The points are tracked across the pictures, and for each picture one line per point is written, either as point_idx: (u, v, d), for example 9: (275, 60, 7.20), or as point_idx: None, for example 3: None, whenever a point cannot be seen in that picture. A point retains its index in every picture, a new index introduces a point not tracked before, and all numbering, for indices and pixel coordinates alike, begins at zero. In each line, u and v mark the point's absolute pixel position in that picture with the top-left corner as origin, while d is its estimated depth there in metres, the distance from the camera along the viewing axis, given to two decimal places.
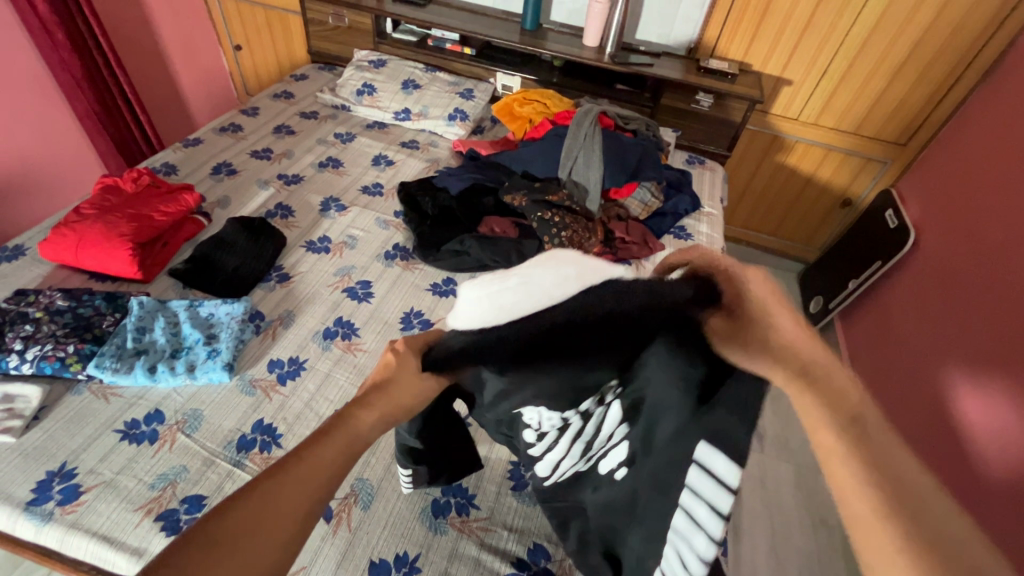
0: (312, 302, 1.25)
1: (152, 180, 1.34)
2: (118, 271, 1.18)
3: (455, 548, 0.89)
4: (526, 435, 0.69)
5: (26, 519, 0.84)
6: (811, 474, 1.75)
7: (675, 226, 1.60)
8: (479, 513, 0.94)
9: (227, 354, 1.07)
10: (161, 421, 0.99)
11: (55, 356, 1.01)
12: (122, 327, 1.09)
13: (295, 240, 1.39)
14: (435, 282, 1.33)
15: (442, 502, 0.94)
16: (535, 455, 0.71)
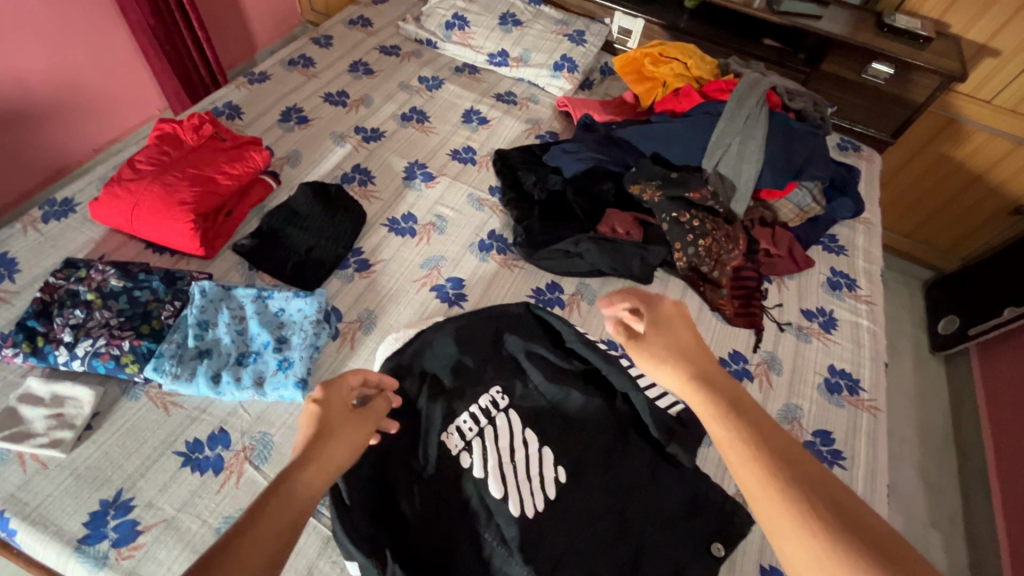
0: (396, 301, 1.05)
1: (215, 130, 1.13)
2: (177, 245, 1.01)
3: None
4: (460, 459, 0.84)
5: (78, 561, 0.72)
6: (923, 528, 1.54)
7: (825, 236, 1.31)
8: None
9: (301, 367, 0.90)
10: (227, 445, 0.84)
11: (109, 354, 0.86)
12: (182, 320, 0.92)
13: (375, 215, 1.18)
14: (538, 287, 1.11)
15: None
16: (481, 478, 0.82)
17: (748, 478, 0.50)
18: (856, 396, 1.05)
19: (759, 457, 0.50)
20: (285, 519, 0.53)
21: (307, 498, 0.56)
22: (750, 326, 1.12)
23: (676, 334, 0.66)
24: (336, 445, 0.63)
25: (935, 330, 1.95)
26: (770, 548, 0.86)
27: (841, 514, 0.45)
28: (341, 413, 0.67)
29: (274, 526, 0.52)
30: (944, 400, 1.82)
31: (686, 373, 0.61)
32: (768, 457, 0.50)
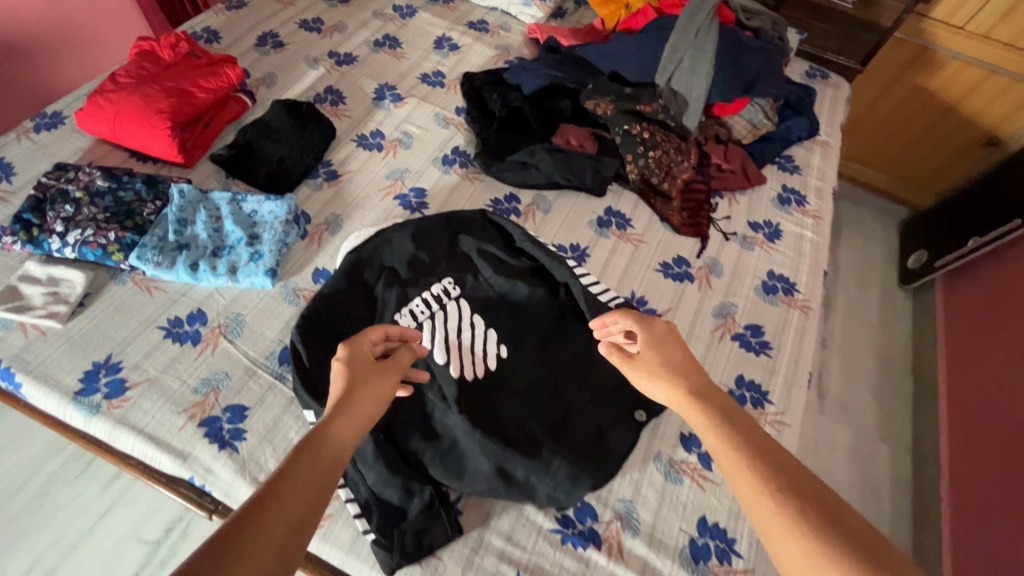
0: (361, 206, 1.13)
1: (191, 48, 1.19)
2: (158, 153, 1.09)
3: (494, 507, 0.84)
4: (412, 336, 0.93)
5: (76, 408, 0.83)
6: (872, 442, 1.64)
7: (780, 156, 1.35)
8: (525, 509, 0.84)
9: (270, 259, 0.99)
10: (204, 322, 0.94)
11: (97, 243, 0.95)
12: (163, 217, 1.01)
13: (345, 132, 1.25)
14: (496, 197, 1.18)
15: None
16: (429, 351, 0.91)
17: (731, 476, 0.57)
18: (790, 297, 1.13)
19: (746, 462, 0.57)
20: (320, 470, 0.57)
21: (339, 449, 0.60)
22: (696, 235, 1.19)
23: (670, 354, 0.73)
24: (365, 398, 0.66)
25: (905, 265, 2.00)
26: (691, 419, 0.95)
27: (818, 505, 0.52)
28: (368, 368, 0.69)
29: (312, 477, 0.56)
30: (907, 330, 1.89)
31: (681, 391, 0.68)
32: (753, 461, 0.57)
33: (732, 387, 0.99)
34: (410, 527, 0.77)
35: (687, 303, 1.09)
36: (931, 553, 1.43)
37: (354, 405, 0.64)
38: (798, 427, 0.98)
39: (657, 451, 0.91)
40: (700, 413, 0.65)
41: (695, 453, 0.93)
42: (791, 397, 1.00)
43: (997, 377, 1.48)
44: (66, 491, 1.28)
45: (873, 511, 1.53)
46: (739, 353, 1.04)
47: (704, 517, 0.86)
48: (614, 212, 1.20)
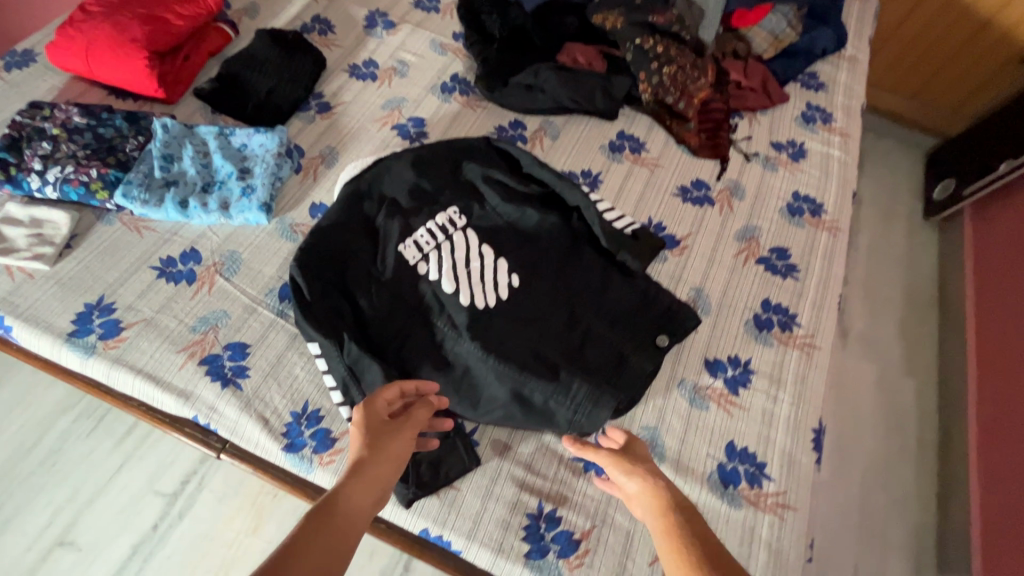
0: (357, 138, 1.06)
1: None
2: (137, 87, 1.02)
3: (513, 440, 0.80)
4: (418, 267, 0.88)
5: (70, 350, 0.79)
6: (896, 377, 1.59)
7: (803, 72, 1.25)
8: (539, 436, 0.81)
9: (263, 193, 0.93)
10: (198, 261, 0.89)
11: (79, 181, 0.90)
12: (147, 153, 0.95)
13: (336, 63, 1.17)
14: (501, 124, 1.11)
15: None
16: (436, 282, 0.86)
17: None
18: (818, 218, 1.06)
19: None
20: (336, 537, 0.53)
21: (353, 516, 0.56)
22: (715, 156, 1.11)
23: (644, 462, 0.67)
24: (383, 460, 0.62)
25: (930, 197, 1.90)
26: (716, 345, 0.90)
27: None
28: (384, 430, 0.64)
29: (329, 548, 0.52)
30: (932, 264, 1.81)
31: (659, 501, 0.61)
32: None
33: (758, 311, 0.94)
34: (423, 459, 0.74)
35: (708, 227, 1.03)
36: (957, 483, 1.40)
37: (368, 470, 0.59)
38: (828, 350, 0.92)
39: (681, 378, 0.87)
40: (667, 524, 0.58)
41: (721, 379, 0.88)
42: (821, 319, 0.94)
43: None
44: (79, 448, 1.27)
45: (898, 445, 1.49)
46: (764, 277, 0.98)
47: (732, 442, 0.82)
48: (627, 135, 1.12)
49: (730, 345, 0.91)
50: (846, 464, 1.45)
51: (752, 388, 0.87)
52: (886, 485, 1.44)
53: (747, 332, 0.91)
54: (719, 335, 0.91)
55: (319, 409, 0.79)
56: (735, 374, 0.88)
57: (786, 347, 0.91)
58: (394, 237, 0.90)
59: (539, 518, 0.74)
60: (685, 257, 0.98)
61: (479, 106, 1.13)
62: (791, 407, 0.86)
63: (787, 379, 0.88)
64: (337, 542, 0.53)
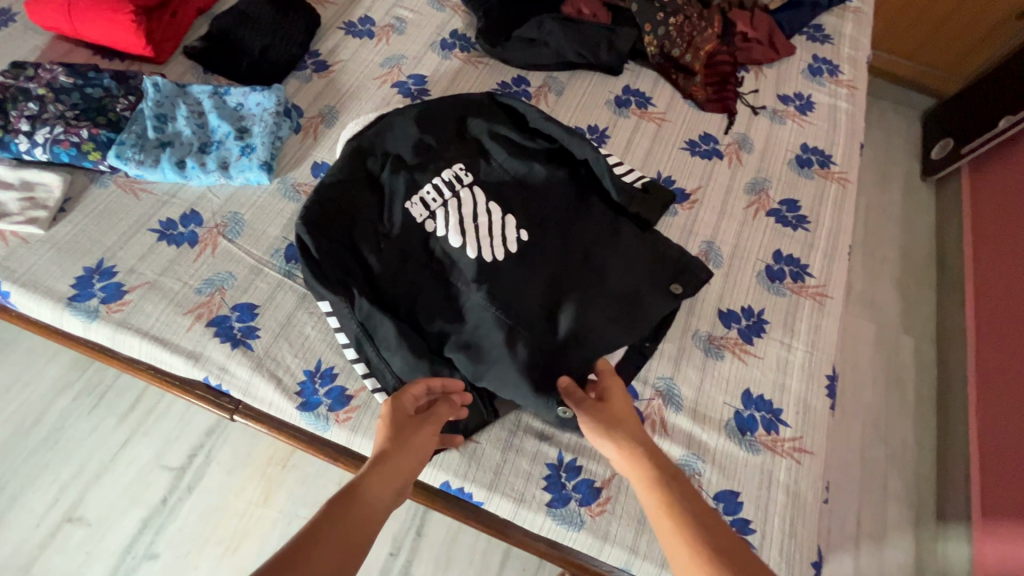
0: (357, 97, 1.03)
1: None
2: (124, 45, 0.97)
3: None
4: (427, 223, 0.85)
5: (72, 314, 0.77)
6: (896, 335, 1.61)
7: (807, 25, 1.24)
8: None
9: (264, 152, 0.90)
10: (199, 223, 0.87)
11: (69, 142, 0.86)
12: (139, 113, 0.91)
13: (330, 20, 1.12)
14: (503, 81, 1.08)
15: None
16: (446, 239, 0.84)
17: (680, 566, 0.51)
18: (826, 169, 1.05)
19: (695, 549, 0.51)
20: (354, 526, 0.52)
21: (374, 506, 0.55)
22: (723, 110, 1.09)
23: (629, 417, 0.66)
24: (406, 453, 0.60)
25: (927, 157, 1.90)
26: (729, 296, 0.90)
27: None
28: (410, 425, 0.63)
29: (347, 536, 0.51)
30: (930, 223, 1.82)
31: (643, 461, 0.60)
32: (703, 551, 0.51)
33: (769, 263, 0.93)
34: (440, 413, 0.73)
35: (718, 180, 1.01)
36: (957, 435, 1.42)
37: (392, 461, 0.58)
38: (840, 299, 0.92)
39: (695, 329, 0.86)
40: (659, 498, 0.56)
41: (735, 329, 0.88)
42: (832, 269, 0.94)
43: None
44: (81, 425, 1.25)
45: (898, 401, 1.51)
46: (775, 229, 0.97)
47: (748, 390, 0.82)
48: (633, 90, 1.10)
49: (743, 297, 0.90)
50: (848, 421, 1.47)
51: (767, 337, 0.86)
52: (887, 439, 1.46)
53: (759, 283, 0.91)
54: (732, 287, 0.91)
55: (333, 366, 0.77)
56: (749, 324, 0.88)
57: (798, 296, 0.91)
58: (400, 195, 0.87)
59: (559, 469, 0.74)
60: (695, 210, 0.97)
61: (481, 62, 1.10)
62: (805, 354, 0.86)
63: (800, 327, 0.88)
64: (356, 529, 0.52)
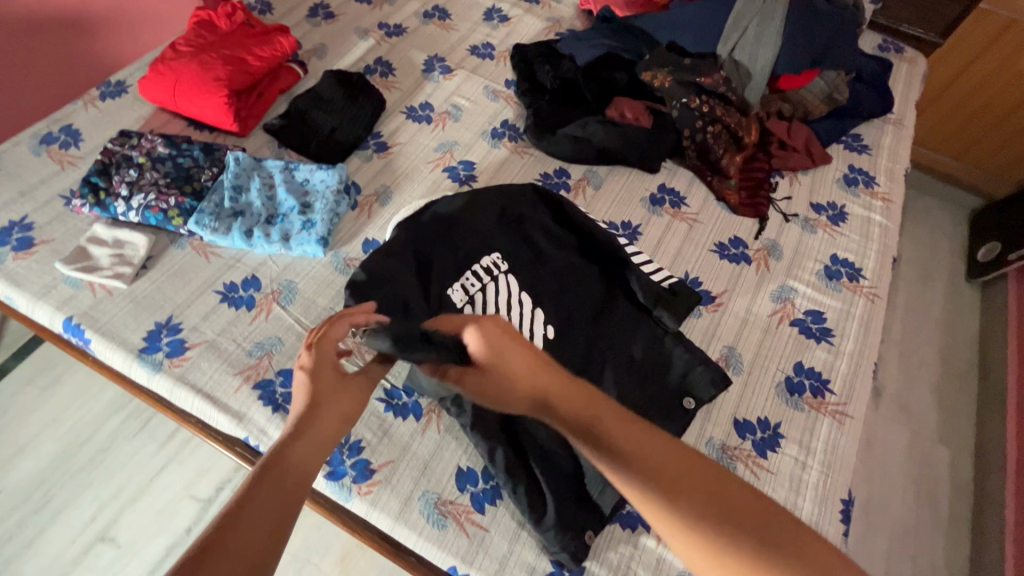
0: (410, 179, 1.12)
1: (247, 18, 1.20)
2: (215, 121, 1.10)
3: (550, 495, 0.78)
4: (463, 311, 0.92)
5: (140, 365, 0.86)
6: (930, 443, 1.56)
7: (847, 134, 1.27)
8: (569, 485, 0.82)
9: (322, 228, 1.00)
10: (258, 288, 0.96)
11: (158, 208, 0.98)
12: (219, 184, 1.03)
13: (395, 104, 1.24)
14: (546, 172, 1.16)
15: (465, 472, 0.82)
16: None
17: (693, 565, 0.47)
18: (855, 283, 1.06)
19: (708, 547, 0.45)
20: (284, 490, 0.51)
21: (302, 468, 0.54)
22: (755, 215, 1.13)
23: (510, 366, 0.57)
24: (330, 410, 0.60)
25: (974, 257, 1.87)
26: (746, 406, 0.91)
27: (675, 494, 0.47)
28: (316, 374, 0.62)
29: (269, 507, 0.49)
30: (973, 327, 1.77)
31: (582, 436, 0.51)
32: (708, 540, 0.45)
33: (790, 374, 0.95)
34: (429, 359, 0.62)
35: (744, 286, 1.04)
36: (992, 563, 1.35)
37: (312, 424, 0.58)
38: (860, 420, 0.92)
39: (709, 436, 0.88)
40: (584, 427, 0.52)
41: (750, 441, 0.89)
42: (854, 388, 0.95)
43: None
44: (126, 447, 1.35)
45: (927, 514, 1.45)
46: (797, 340, 0.99)
47: None
48: (668, 188, 1.16)
49: (761, 408, 0.91)
50: (872, 532, 1.41)
51: (781, 453, 0.87)
52: (914, 556, 1.39)
53: (778, 395, 0.92)
54: (750, 396, 0.92)
55: (361, 439, 0.83)
56: (764, 437, 0.89)
57: (816, 412, 0.92)
58: (440, 282, 0.94)
59: (562, 568, 0.76)
60: (719, 314, 1.00)
61: (525, 151, 1.18)
62: (820, 475, 0.86)
63: (817, 447, 0.88)
64: (281, 496, 0.51)
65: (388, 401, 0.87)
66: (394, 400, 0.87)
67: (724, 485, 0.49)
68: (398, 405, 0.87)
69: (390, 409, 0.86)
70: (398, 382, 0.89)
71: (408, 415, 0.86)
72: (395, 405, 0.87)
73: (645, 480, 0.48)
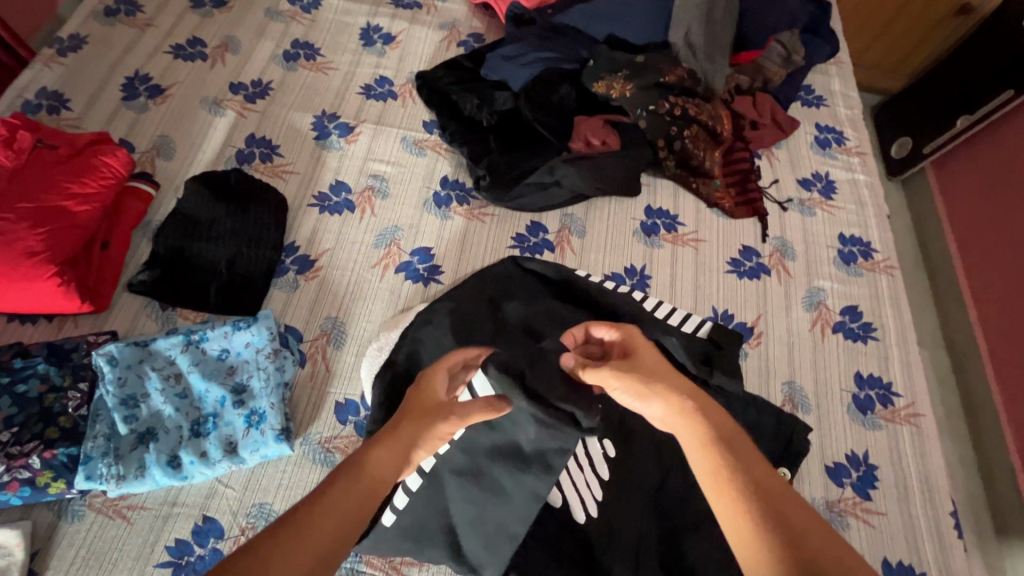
0: (360, 297, 0.86)
1: (37, 136, 0.82)
2: (52, 309, 0.76)
3: None
4: None
5: None
6: None
7: (801, 89, 1.18)
8: None
9: (277, 417, 0.73)
10: (220, 534, 0.69)
11: (18, 481, 0.65)
12: (99, 405, 0.71)
13: (297, 197, 0.93)
14: (518, 233, 0.94)
15: None
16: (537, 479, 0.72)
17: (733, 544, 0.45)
18: (871, 260, 1.00)
19: (758, 543, 0.43)
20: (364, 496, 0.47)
21: (383, 481, 0.50)
22: (753, 213, 1.01)
23: (666, 372, 0.52)
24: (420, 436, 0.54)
25: (887, 155, 1.91)
26: (830, 447, 0.83)
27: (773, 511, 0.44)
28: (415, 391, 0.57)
29: (341, 510, 0.46)
30: (906, 222, 1.83)
31: (700, 434, 0.49)
32: (765, 530, 0.43)
33: (856, 391, 0.87)
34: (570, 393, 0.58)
35: (774, 303, 0.93)
36: None
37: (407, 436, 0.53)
38: (931, 414, 0.87)
39: (811, 498, 0.79)
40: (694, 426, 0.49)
41: (847, 484, 0.81)
42: (914, 382, 0.89)
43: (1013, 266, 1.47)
44: None
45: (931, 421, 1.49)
46: (846, 348, 0.91)
47: (886, 559, 0.76)
48: (656, 211, 1.00)
49: (844, 443, 0.83)
50: None
51: (882, 487, 0.80)
52: None
53: (855, 421, 0.84)
54: (829, 432, 0.84)
55: None
56: (859, 475, 0.81)
57: (893, 425, 0.85)
58: None
59: None
60: (764, 346, 0.89)
61: (484, 212, 0.96)
62: (923, 495, 0.81)
63: (909, 464, 0.83)
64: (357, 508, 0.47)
65: None
66: None
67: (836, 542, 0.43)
68: None
69: None
70: None
71: None
72: None
73: (739, 470, 0.47)
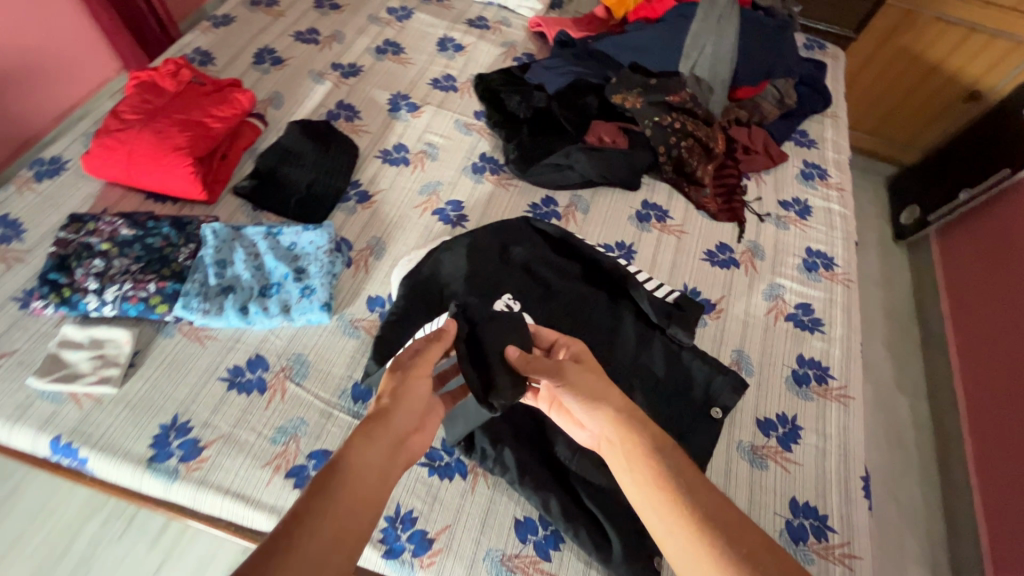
0: (400, 227, 1.09)
1: (193, 74, 1.12)
2: (180, 193, 1.03)
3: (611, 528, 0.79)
4: None
5: (153, 476, 0.78)
6: (889, 393, 1.66)
7: (795, 131, 1.38)
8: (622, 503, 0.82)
9: (324, 293, 0.96)
10: (266, 368, 0.90)
11: (138, 297, 0.90)
12: (200, 261, 0.95)
13: (367, 149, 1.19)
14: (534, 203, 1.16)
15: (523, 521, 0.82)
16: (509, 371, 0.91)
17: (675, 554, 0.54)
18: (831, 272, 1.16)
19: (694, 544, 0.53)
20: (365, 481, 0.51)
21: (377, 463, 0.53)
22: (733, 219, 1.20)
23: (610, 390, 0.66)
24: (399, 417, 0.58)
25: (897, 221, 2.04)
26: (765, 405, 0.98)
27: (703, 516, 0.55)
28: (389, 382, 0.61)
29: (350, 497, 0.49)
30: (907, 283, 1.94)
31: (638, 448, 0.61)
32: (702, 533, 0.53)
33: (796, 367, 1.02)
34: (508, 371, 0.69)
35: (737, 289, 1.11)
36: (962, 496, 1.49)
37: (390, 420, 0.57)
38: (861, 399, 1.01)
39: (738, 439, 0.93)
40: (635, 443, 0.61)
41: (774, 436, 0.95)
42: (850, 370, 1.03)
43: (991, 325, 1.56)
44: None
45: (903, 461, 1.53)
46: (794, 334, 1.06)
47: (795, 498, 0.89)
48: (651, 204, 1.20)
49: (778, 405, 0.98)
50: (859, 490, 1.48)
51: (804, 444, 0.94)
52: (899, 502, 1.46)
53: (790, 390, 0.99)
54: (766, 395, 0.99)
55: (412, 510, 0.80)
56: (785, 432, 0.95)
57: (824, 400, 0.99)
58: None
59: None
60: (723, 320, 1.06)
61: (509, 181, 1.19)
62: (839, 458, 0.94)
63: (832, 432, 0.96)
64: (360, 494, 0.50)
65: (430, 462, 0.85)
66: (436, 461, 0.85)
67: (759, 535, 0.53)
68: (441, 466, 0.85)
69: (434, 471, 0.84)
70: (436, 442, 0.87)
71: (455, 475, 0.84)
72: (439, 466, 0.85)
73: (672, 482, 0.58)
